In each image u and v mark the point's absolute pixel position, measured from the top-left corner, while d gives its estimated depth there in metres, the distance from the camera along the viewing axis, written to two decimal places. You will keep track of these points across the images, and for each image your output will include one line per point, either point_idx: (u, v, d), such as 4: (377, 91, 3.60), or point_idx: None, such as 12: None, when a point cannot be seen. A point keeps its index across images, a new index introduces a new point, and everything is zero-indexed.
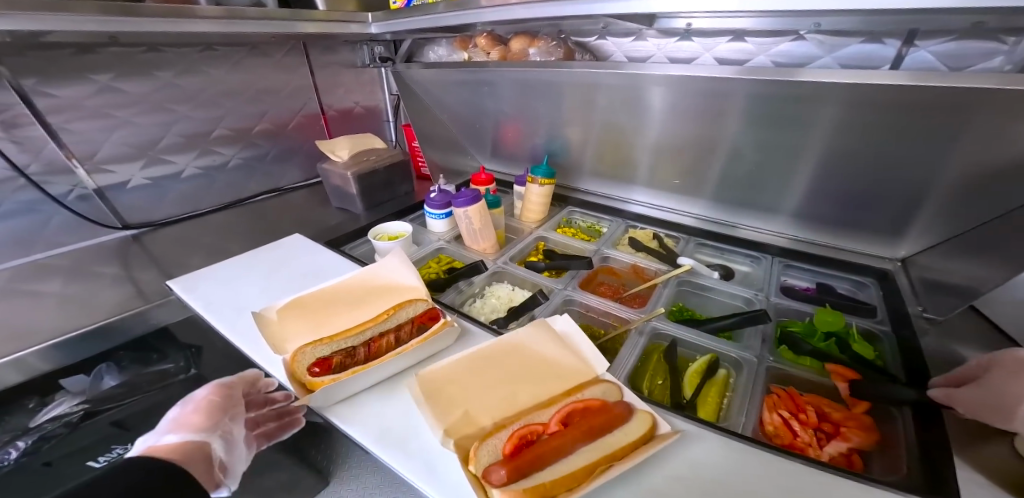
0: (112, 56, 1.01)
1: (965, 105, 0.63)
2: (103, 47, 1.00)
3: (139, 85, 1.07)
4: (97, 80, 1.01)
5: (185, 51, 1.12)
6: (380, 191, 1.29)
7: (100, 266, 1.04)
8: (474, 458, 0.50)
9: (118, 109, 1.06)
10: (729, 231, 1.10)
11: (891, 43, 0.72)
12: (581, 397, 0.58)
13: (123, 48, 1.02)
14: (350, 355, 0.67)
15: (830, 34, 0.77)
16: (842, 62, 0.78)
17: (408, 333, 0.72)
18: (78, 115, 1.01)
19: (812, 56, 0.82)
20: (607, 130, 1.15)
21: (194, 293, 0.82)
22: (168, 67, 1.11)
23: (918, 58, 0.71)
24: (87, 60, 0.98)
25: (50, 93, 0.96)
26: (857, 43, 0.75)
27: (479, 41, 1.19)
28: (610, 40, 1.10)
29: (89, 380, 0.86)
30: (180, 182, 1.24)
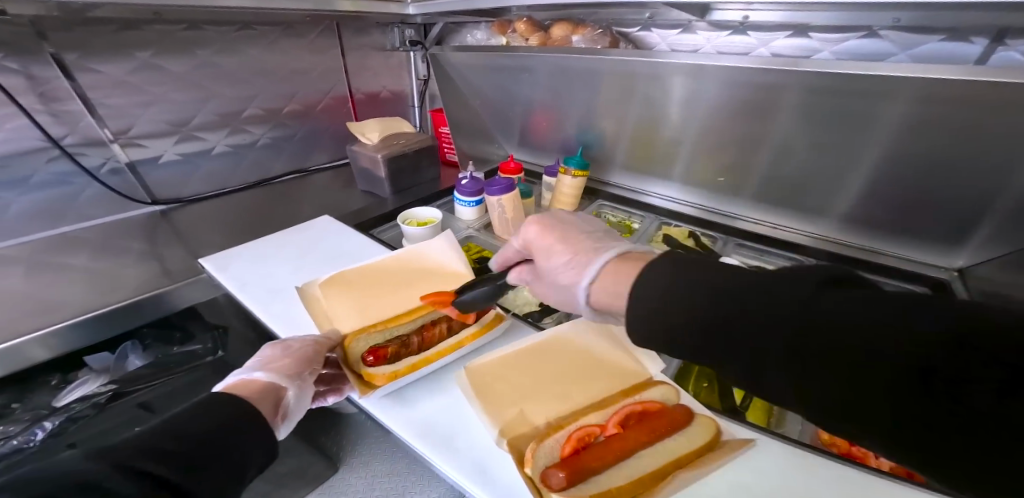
0: (155, 33, 1.01)
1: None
2: (148, 24, 0.99)
3: (178, 62, 1.07)
4: (138, 56, 1.01)
5: (223, 29, 1.11)
6: (408, 176, 1.26)
7: (128, 240, 1.03)
8: (530, 460, 0.48)
9: (156, 85, 1.06)
10: (728, 221, 1.14)
11: (977, 40, 0.68)
12: (638, 399, 0.56)
13: (165, 25, 1.02)
14: (405, 344, 0.65)
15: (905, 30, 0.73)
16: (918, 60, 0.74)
17: (461, 323, 0.70)
18: (116, 90, 1.01)
19: (885, 52, 0.78)
20: (644, 123, 1.11)
21: (227, 271, 0.80)
22: (207, 45, 1.10)
23: (1007, 58, 0.67)
24: (130, 36, 0.98)
25: (95, 69, 0.97)
26: (936, 41, 0.72)
27: (518, 26, 1.16)
28: (654, 32, 1.06)
29: (113, 358, 0.87)
30: (210, 159, 1.22)
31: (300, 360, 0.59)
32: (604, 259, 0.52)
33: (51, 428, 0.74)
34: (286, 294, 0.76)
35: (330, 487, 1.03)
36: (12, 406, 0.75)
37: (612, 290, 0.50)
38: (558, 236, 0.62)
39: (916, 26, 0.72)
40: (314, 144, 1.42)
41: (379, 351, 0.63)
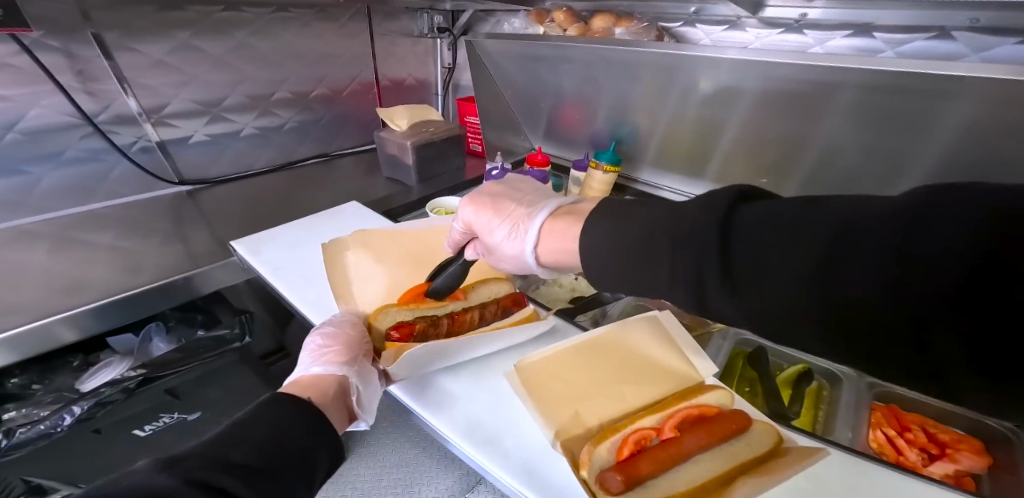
0: (197, 14, 1.00)
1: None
2: (189, 5, 0.99)
3: (214, 43, 1.05)
4: (177, 37, 1.00)
5: (258, 11, 1.09)
6: (434, 164, 1.23)
7: (156, 220, 1.01)
8: (586, 463, 0.46)
9: (192, 66, 1.04)
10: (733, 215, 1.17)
11: None
12: (694, 403, 0.54)
13: (204, 5, 1.00)
14: (434, 325, 0.65)
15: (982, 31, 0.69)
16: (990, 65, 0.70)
17: (493, 314, 0.71)
18: (152, 70, 0.99)
19: (954, 56, 0.73)
20: (682, 119, 1.09)
21: (259, 255, 0.78)
22: (243, 27, 1.08)
23: None
24: (171, 17, 0.97)
25: (135, 48, 0.95)
26: (1014, 45, 0.68)
27: (557, 16, 1.13)
28: (698, 28, 1.03)
29: (138, 340, 0.88)
30: (238, 140, 1.20)
31: (352, 352, 0.60)
32: (540, 223, 0.56)
33: (80, 412, 0.70)
34: (319, 281, 0.74)
35: (339, 476, 0.99)
36: (35, 387, 0.76)
37: (556, 250, 0.55)
38: (490, 210, 0.63)
39: (996, 27, 0.68)
40: (339, 129, 1.40)
41: (406, 328, 0.64)
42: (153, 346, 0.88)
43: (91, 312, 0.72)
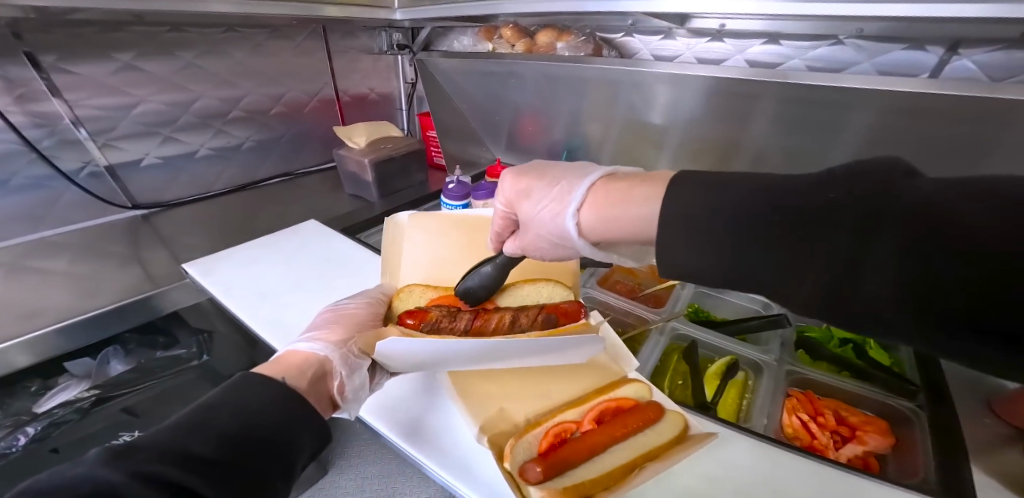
0: (137, 35, 1.00)
1: (999, 118, 0.64)
2: (129, 26, 0.98)
3: (160, 65, 1.06)
4: (119, 58, 1.00)
5: (207, 31, 1.10)
6: (396, 180, 1.27)
7: (111, 244, 1.02)
8: (508, 455, 0.50)
9: (138, 88, 1.05)
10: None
11: (933, 50, 0.73)
12: (613, 396, 0.58)
13: (147, 27, 1.01)
14: (450, 321, 0.62)
15: (871, 40, 0.78)
16: (882, 70, 0.79)
17: (529, 321, 0.63)
18: (95, 92, 0.99)
19: (850, 62, 0.83)
20: (629, 129, 1.13)
21: (212, 276, 0.80)
22: (190, 47, 1.09)
23: (960, 67, 0.72)
24: (112, 38, 0.97)
25: (73, 71, 0.95)
26: (900, 50, 0.76)
27: (504, 32, 1.18)
28: (637, 37, 1.10)
29: (94, 364, 0.86)
30: (193, 161, 1.22)
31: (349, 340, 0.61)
32: (589, 182, 0.54)
33: (32, 433, 0.76)
34: (273, 298, 0.75)
35: (319, 489, 1.02)
36: None
37: (603, 214, 0.51)
38: (532, 175, 0.63)
39: (883, 36, 0.76)
40: (302, 147, 1.44)
41: (421, 315, 0.64)
42: (111, 369, 0.87)
43: (57, 331, 0.75)
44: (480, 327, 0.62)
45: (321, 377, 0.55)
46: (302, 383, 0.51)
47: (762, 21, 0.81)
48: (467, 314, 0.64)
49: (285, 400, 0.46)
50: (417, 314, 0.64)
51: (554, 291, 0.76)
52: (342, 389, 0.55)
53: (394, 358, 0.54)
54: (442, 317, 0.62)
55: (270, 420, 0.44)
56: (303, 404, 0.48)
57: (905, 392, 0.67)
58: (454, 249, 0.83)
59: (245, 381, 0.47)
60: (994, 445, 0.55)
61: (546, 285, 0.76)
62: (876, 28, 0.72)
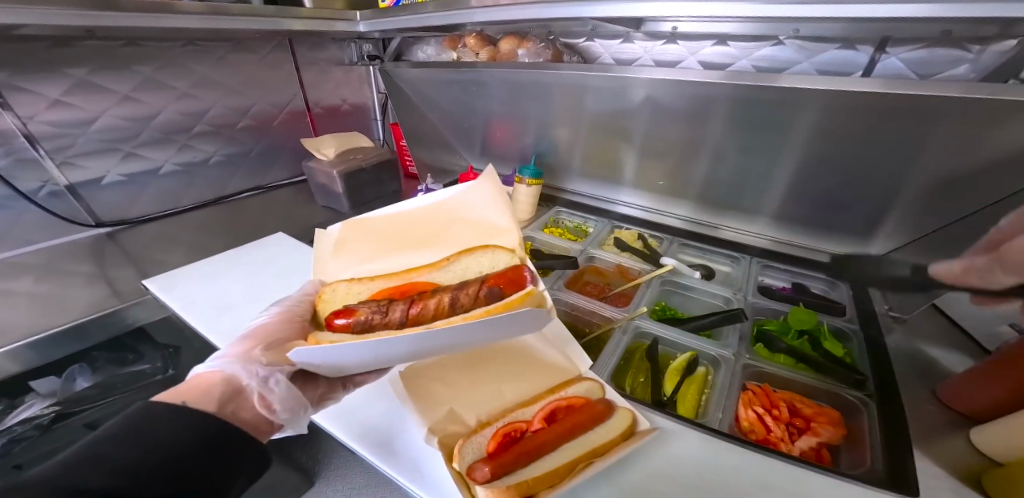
0: (89, 50, 1.00)
1: (924, 107, 0.67)
2: (80, 41, 0.98)
3: (116, 80, 1.06)
4: (72, 74, 0.99)
5: (166, 45, 1.11)
6: (368, 189, 1.28)
7: (74, 264, 1.01)
8: (458, 455, 0.51)
9: (98, 104, 1.05)
10: (711, 232, 1.11)
11: (864, 49, 0.83)
12: (565, 395, 0.59)
13: (101, 42, 1.01)
14: (379, 315, 0.58)
15: (808, 41, 0.88)
16: (819, 67, 0.88)
17: (467, 299, 0.60)
18: (51, 108, 0.99)
19: (791, 60, 0.92)
20: (594, 134, 1.14)
21: (172, 291, 0.80)
22: (148, 62, 1.10)
23: (891, 65, 0.82)
24: (64, 53, 0.97)
25: (29, 89, 0.95)
26: (834, 50, 0.86)
27: (468, 41, 1.21)
28: (598, 42, 1.16)
29: (59, 382, 0.83)
30: (158, 178, 1.23)
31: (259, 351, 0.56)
32: None
33: None
34: (233, 311, 0.75)
35: None
36: None
37: None
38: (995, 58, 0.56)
39: (819, 37, 0.86)
40: (272, 160, 1.48)
41: (348, 313, 0.60)
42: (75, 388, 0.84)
43: (29, 345, 0.75)
44: (417, 316, 0.59)
45: (237, 396, 0.52)
46: (207, 406, 0.49)
47: (739, 24, 0.79)
48: (401, 306, 0.60)
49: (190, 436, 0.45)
50: (344, 314, 0.60)
51: (494, 258, 0.71)
52: (271, 408, 0.52)
53: (315, 363, 0.52)
54: (372, 313, 0.59)
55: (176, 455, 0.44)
56: (207, 426, 0.47)
57: (855, 383, 0.69)
58: (386, 241, 0.75)
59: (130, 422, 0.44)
60: (938, 432, 0.59)
61: (484, 256, 0.72)
62: (810, 29, 0.76)
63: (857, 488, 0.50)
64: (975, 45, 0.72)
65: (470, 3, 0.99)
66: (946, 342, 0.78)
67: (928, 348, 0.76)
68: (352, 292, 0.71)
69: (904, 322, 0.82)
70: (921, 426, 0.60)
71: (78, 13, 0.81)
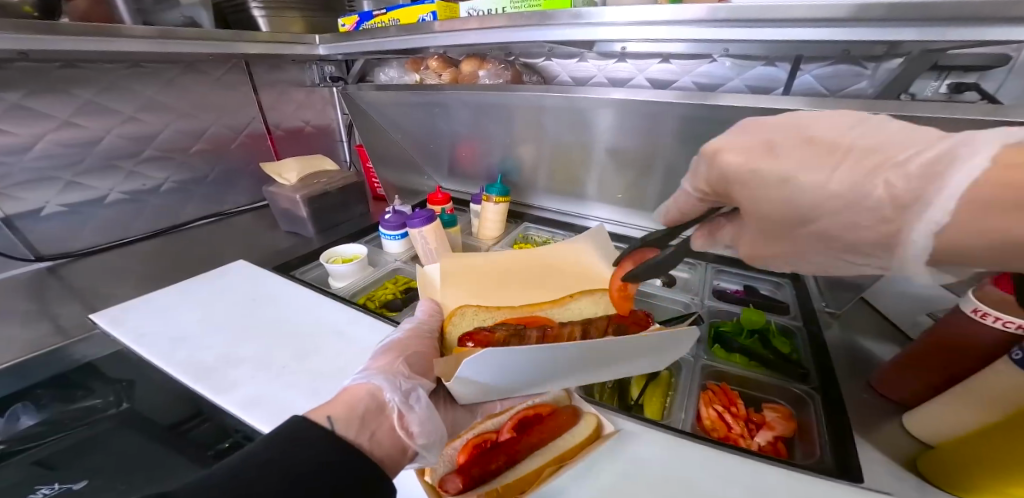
0: (22, 72, 0.94)
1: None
2: (11, 63, 0.92)
3: (54, 104, 1.01)
4: (5, 98, 0.94)
5: (108, 67, 1.07)
6: (334, 213, 1.26)
7: (8, 302, 0.93)
8: (429, 469, 0.53)
9: (34, 129, 0.99)
10: None
11: (783, 67, 0.97)
12: (532, 404, 0.61)
13: (36, 64, 0.96)
14: (521, 337, 0.59)
15: (739, 59, 1.00)
16: (749, 82, 1.01)
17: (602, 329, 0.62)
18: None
19: (726, 77, 1.04)
20: (556, 151, 1.19)
21: (123, 326, 0.76)
22: (89, 85, 1.05)
23: (806, 80, 0.96)
24: None
25: None
26: (760, 67, 0.99)
27: (431, 63, 1.25)
28: (555, 62, 1.23)
29: (0, 422, 0.76)
30: (103, 207, 1.16)
31: (402, 362, 0.58)
32: None
33: None
34: (189, 343, 0.72)
35: None
36: None
37: None
38: None
39: (745, 57, 0.99)
40: (230, 185, 1.43)
41: (482, 336, 0.59)
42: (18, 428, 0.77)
43: None
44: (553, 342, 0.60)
45: (379, 411, 0.51)
46: (352, 421, 0.47)
47: (681, 44, 0.88)
48: (536, 334, 0.60)
49: (339, 460, 0.42)
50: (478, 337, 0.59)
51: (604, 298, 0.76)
52: (409, 430, 0.50)
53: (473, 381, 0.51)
54: (511, 338, 0.58)
55: (326, 486, 0.40)
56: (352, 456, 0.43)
57: (800, 377, 0.74)
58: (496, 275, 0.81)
59: (287, 430, 0.43)
60: (878, 419, 0.64)
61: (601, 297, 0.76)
62: (737, 49, 0.87)
63: (811, 477, 0.52)
64: (869, 64, 0.88)
65: (431, 28, 1.01)
66: (877, 331, 0.85)
67: (862, 338, 0.83)
68: (478, 318, 0.72)
69: (839, 316, 0.90)
70: (861, 416, 0.64)
71: (9, 37, 0.77)
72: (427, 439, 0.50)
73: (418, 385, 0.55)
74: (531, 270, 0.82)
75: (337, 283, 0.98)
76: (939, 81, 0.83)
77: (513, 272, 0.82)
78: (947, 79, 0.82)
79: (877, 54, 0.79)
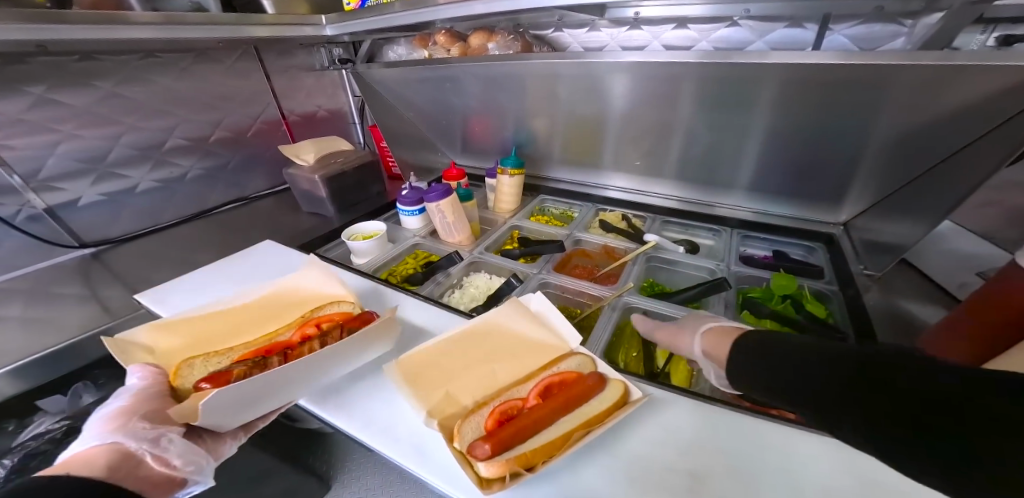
0: (44, 66, 0.97)
1: (864, 74, 0.72)
2: (34, 57, 0.95)
3: (78, 95, 1.03)
4: (31, 92, 0.97)
5: (124, 58, 1.09)
6: (352, 193, 1.27)
7: (61, 287, 0.99)
8: (457, 434, 0.48)
9: (60, 122, 1.02)
10: (708, 210, 1.13)
11: (810, 28, 0.92)
12: (557, 371, 0.57)
13: (55, 57, 0.98)
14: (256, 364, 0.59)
15: (760, 20, 0.95)
16: (773, 46, 0.96)
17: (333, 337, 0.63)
18: (13, 130, 0.96)
19: (747, 41, 0.99)
20: (571, 121, 1.16)
21: (166, 303, 0.80)
22: (108, 76, 1.07)
23: (836, 40, 0.91)
24: (17, 71, 0.94)
25: None
26: (781, 29, 0.94)
27: (439, 38, 1.23)
28: (565, 32, 1.20)
29: (66, 399, 0.83)
30: (136, 196, 1.21)
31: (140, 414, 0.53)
32: None
33: (11, 465, 0.71)
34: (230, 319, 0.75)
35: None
36: None
37: None
38: None
39: (767, 17, 0.94)
40: (250, 170, 1.46)
41: (219, 377, 0.57)
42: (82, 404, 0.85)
43: (23, 367, 0.74)
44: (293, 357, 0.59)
45: (129, 460, 0.49)
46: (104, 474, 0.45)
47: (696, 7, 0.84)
48: (276, 359, 0.59)
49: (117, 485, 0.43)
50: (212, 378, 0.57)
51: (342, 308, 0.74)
52: (171, 464, 0.49)
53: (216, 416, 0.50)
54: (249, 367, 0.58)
55: None
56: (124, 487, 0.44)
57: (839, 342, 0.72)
58: (182, 336, 0.69)
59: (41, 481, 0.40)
60: None
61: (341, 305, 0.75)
62: (760, 9, 0.82)
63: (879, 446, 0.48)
64: (906, 20, 0.82)
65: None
66: (920, 294, 0.82)
67: (904, 301, 0.80)
68: (210, 364, 0.65)
69: (879, 279, 0.87)
70: None
71: (21, 28, 0.78)
72: (197, 465, 0.50)
73: (167, 429, 0.52)
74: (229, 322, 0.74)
75: (360, 260, 1.00)
76: (985, 34, 0.76)
77: (215, 321, 0.72)
78: (995, 31, 0.75)
79: (915, 8, 0.74)
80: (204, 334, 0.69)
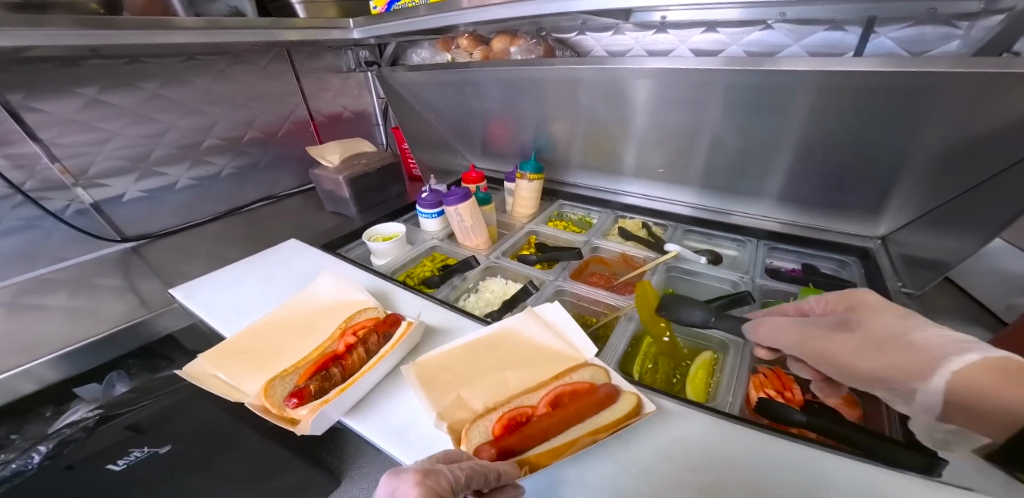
0: (96, 68, 1.03)
1: (909, 82, 0.68)
2: (86, 60, 1.01)
3: (124, 97, 1.10)
4: (82, 93, 1.03)
5: (167, 61, 1.15)
6: (373, 193, 1.30)
7: (103, 278, 1.05)
8: (465, 439, 0.48)
9: (106, 121, 1.08)
10: (724, 218, 1.10)
11: (852, 31, 0.87)
12: (569, 380, 0.56)
13: (104, 60, 1.04)
14: (326, 377, 0.58)
15: (796, 24, 0.91)
16: (810, 49, 0.92)
17: (377, 343, 0.63)
18: (65, 129, 1.03)
19: (783, 44, 0.96)
20: (592, 126, 1.14)
21: (194, 298, 0.83)
22: (151, 78, 1.13)
23: (881, 43, 0.86)
24: (71, 73, 1.00)
25: (40, 108, 0.98)
26: (822, 32, 0.90)
27: (462, 41, 1.24)
28: (589, 35, 1.18)
29: (101, 388, 0.90)
30: (174, 193, 1.27)
31: None
32: None
33: (45, 451, 0.74)
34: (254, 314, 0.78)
35: None
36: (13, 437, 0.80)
37: None
38: None
39: (806, 20, 0.90)
40: (278, 169, 1.51)
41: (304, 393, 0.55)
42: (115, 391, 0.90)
43: (66, 354, 0.79)
44: (349, 366, 0.60)
45: None
46: None
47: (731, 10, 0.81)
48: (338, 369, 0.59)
49: None
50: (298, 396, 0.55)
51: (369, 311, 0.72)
52: None
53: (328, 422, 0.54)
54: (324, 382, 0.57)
55: None
56: None
57: None
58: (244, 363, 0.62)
59: None
60: None
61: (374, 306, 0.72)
62: (797, 12, 0.79)
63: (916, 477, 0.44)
64: (961, 22, 0.76)
65: (460, 3, 0.99)
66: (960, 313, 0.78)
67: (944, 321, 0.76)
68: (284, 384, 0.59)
69: (915, 297, 0.81)
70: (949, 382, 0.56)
71: (75, 33, 0.82)
72: None
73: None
74: (275, 329, 0.70)
75: (379, 261, 1.02)
76: None
77: (267, 335, 0.68)
78: None
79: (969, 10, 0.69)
80: (259, 355, 0.64)
